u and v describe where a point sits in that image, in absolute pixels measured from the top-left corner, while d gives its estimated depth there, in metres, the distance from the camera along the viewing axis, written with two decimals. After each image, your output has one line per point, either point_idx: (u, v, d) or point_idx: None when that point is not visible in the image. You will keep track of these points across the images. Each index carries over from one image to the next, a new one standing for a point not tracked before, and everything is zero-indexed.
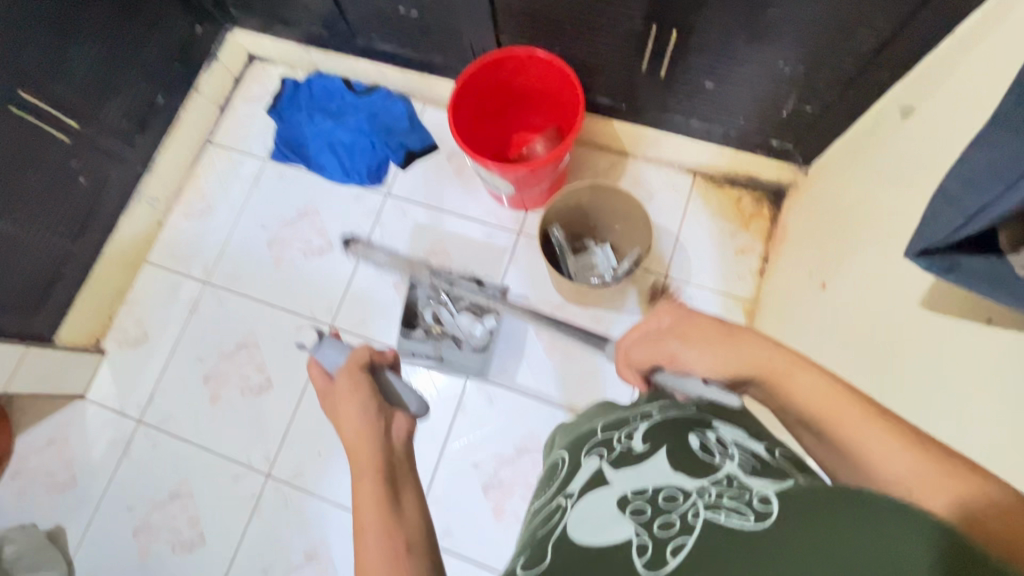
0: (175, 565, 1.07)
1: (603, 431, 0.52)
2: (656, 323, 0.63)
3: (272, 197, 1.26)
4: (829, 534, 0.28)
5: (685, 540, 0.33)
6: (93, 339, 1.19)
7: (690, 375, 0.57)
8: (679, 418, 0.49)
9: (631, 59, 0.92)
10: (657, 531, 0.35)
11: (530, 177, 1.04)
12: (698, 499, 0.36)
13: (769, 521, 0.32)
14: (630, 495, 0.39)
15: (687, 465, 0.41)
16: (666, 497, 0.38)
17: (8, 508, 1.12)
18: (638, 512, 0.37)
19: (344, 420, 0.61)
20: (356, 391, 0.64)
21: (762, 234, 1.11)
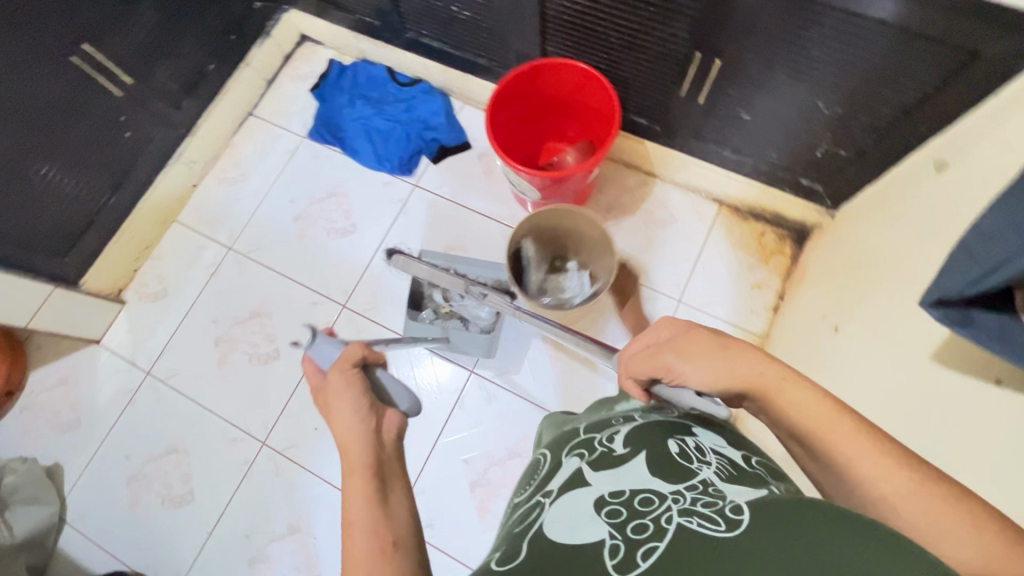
0: (162, 517, 1.09)
1: (584, 435, 0.57)
2: (656, 338, 0.61)
3: (304, 174, 1.29)
4: (795, 545, 0.29)
5: (657, 544, 0.34)
6: (115, 288, 1.22)
7: (683, 387, 0.56)
8: (658, 425, 0.54)
9: (670, 81, 0.93)
10: (630, 533, 0.36)
11: (557, 186, 1.06)
12: (672, 505, 0.38)
13: (737, 530, 0.32)
14: (607, 497, 0.42)
15: (661, 468, 0.45)
16: (641, 499, 0.40)
17: (13, 439, 1.15)
18: (614, 514, 0.39)
19: (336, 418, 0.56)
20: (348, 387, 0.58)
21: (780, 271, 1.11)
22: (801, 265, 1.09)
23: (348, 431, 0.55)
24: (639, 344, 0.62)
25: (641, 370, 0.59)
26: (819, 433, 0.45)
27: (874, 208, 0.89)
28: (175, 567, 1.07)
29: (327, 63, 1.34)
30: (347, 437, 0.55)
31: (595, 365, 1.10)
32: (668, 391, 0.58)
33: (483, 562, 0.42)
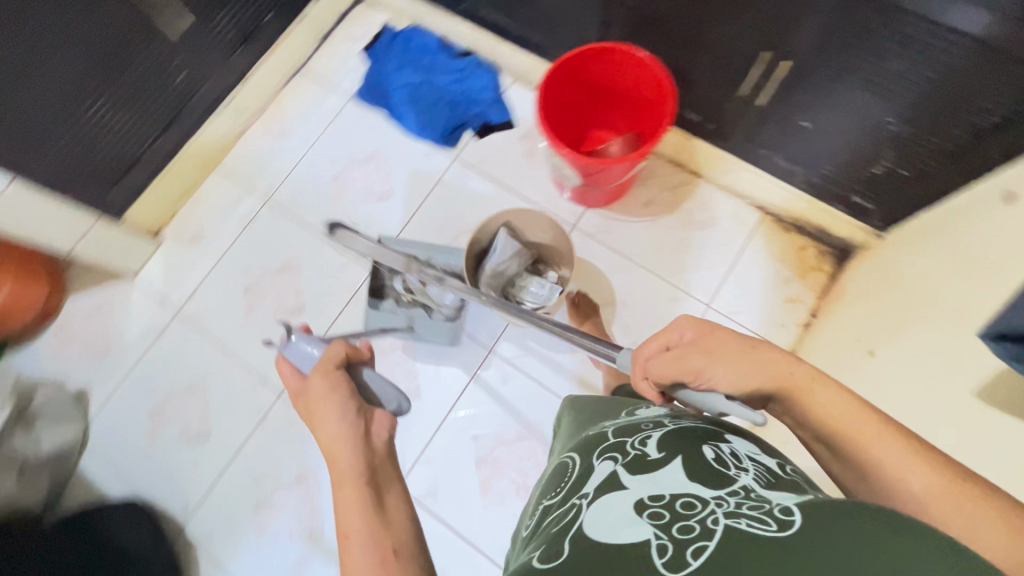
0: (178, 452, 1.13)
1: (615, 437, 0.57)
2: (678, 339, 0.59)
3: (347, 135, 1.29)
4: (847, 544, 0.32)
5: (707, 543, 0.36)
6: (154, 226, 1.25)
7: (712, 392, 0.55)
8: (691, 429, 0.54)
9: (731, 79, 0.90)
10: (677, 535, 0.39)
11: (601, 174, 1.04)
12: (716, 508, 0.40)
13: (789, 531, 0.35)
14: (646, 500, 0.45)
15: (698, 473, 0.47)
16: (684, 502, 0.42)
17: (45, 360, 1.20)
18: (657, 516, 0.42)
19: (323, 424, 0.60)
20: (333, 392, 0.61)
21: (817, 288, 1.08)
22: (840, 284, 1.06)
23: (335, 438, 0.59)
24: (654, 346, 0.60)
25: (665, 372, 0.57)
26: (847, 436, 0.48)
27: (924, 240, 0.88)
28: (186, 502, 1.10)
29: (381, 26, 1.32)
30: (335, 445, 0.59)
31: None
32: (693, 394, 0.57)
33: (526, 560, 0.44)
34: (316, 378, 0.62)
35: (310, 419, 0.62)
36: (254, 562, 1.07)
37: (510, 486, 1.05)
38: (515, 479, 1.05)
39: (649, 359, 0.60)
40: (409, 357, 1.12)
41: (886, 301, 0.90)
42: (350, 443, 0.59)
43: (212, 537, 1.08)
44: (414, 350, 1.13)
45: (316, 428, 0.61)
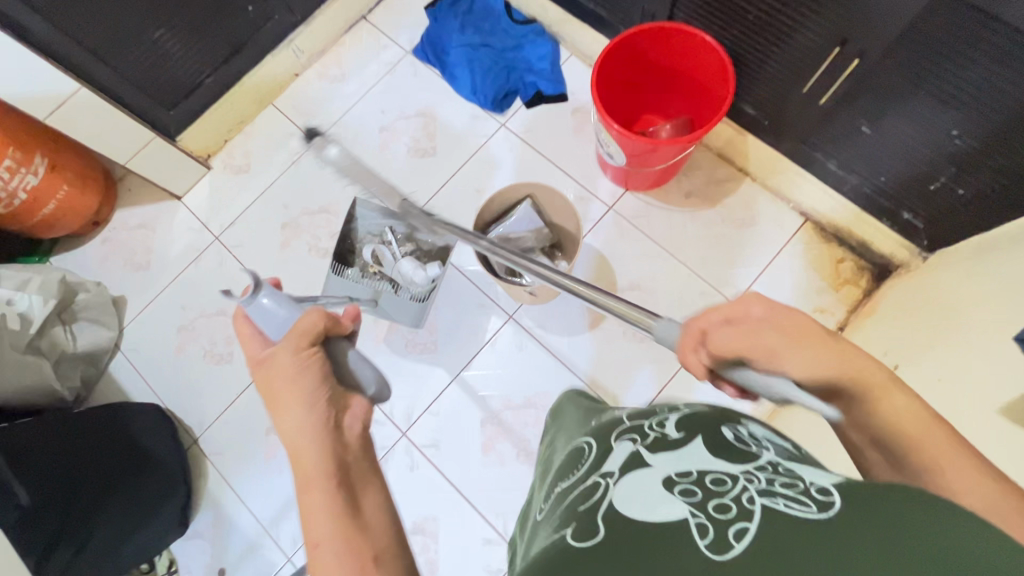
0: (202, 369, 1.18)
1: (630, 420, 0.52)
2: (748, 312, 0.53)
3: (401, 87, 1.31)
4: (913, 523, 0.27)
5: (748, 525, 0.30)
6: (205, 152, 1.29)
7: (784, 377, 0.50)
8: (710, 411, 0.49)
9: (797, 74, 0.88)
10: (713, 513, 0.32)
11: (649, 157, 1.03)
12: (748, 484, 0.35)
13: (832, 509, 0.30)
14: (674, 477, 0.38)
15: (722, 448, 0.41)
16: (713, 478, 0.37)
17: (90, 265, 1.26)
18: (688, 494, 0.35)
19: (286, 411, 0.57)
20: (305, 374, 0.59)
21: (849, 301, 1.06)
22: (873, 301, 1.04)
23: (296, 428, 0.57)
24: (715, 314, 0.55)
25: (728, 345, 0.53)
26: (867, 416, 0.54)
27: (971, 265, 0.85)
28: (203, 417, 1.16)
29: None
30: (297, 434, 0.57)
31: (632, 343, 1.10)
32: (763, 379, 0.51)
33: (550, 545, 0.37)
34: (281, 358, 0.59)
35: (269, 400, 0.59)
36: (257, 484, 1.11)
37: (512, 449, 1.07)
38: (517, 443, 1.07)
39: (702, 334, 0.55)
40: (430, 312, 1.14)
41: (923, 324, 0.88)
42: (312, 436, 0.57)
43: (222, 454, 1.13)
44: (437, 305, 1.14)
45: (277, 413, 0.58)
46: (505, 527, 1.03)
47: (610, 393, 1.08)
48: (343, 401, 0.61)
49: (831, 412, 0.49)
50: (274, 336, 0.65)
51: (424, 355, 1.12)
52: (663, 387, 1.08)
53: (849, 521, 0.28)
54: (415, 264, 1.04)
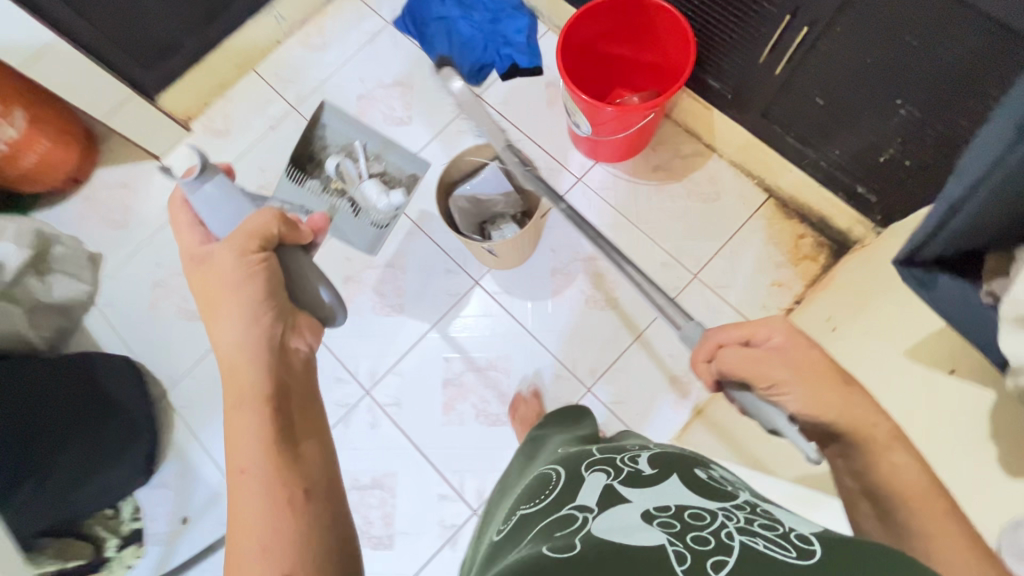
0: (174, 324, 1.21)
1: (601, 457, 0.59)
2: (763, 339, 0.58)
3: (380, 57, 1.32)
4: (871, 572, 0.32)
5: (726, 559, 0.34)
6: (185, 114, 1.31)
7: (779, 407, 0.56)
8: (681, 454, 0.57)
9: (753, 44, 0.90)
10: (692, 545, 0.36)
11: (617, 126, 1.04)
12: (726, 522, 0.40)
13: (810, 557, 0.34)
14: (653, 510, 0.43)
15: (700, 488, 0.48)
16: (692, 512, 0.42)
17: (69, 221, 1.28)
18: (668, 526, 0.40)
19: (222, 325, 0.57)
20: (246, 283, 0.58)
21: (807, 276, 1.08)
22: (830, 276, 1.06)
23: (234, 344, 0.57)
24: (734, 334, 0.60)
25: (733, 365, 0.58)
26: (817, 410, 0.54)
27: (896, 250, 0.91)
28: (173, 371, 1.18)
29: None
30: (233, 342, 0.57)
31: (593, 311, 1.12)
32: (755, 402, 0.58)
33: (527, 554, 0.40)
34: (216, 267, 0.58)
35: (206, 305, 0.59)
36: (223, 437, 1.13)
37: (471, 409, 1.09)
38: (477, 404, 1.10)
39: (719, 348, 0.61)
40: (398, 275, 1.17)
41: None
42: (248, 348, 0.57)
43: (191, 407, 1.16)
44: (405, 269, 1.17)
45: (212, 323, 0.58)
46: (461, 484, 1.06)
47: (570, 358, 1.10)
48: (293, 319, 0.61)
49: (809, 451, 0.54)
50: (217, 232, 0.63)
51: (391, 317, 1.15)
52: (621, 354, 1.10)
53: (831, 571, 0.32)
54: (381, 189, 1.17)
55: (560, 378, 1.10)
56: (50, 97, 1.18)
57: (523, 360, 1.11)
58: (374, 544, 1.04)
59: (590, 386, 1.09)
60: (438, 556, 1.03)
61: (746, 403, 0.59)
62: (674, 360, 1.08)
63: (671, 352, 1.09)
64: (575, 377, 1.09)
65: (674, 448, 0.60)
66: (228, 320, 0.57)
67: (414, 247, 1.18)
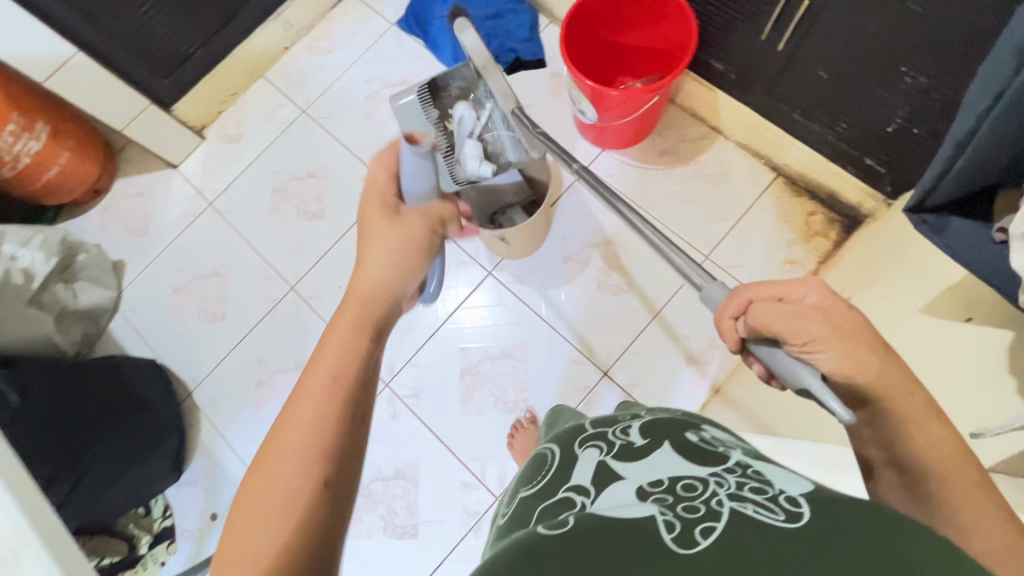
0: (196, 327, 1.23)
1: (593, 428, 0.61)
2: (797, 299, 0.50)
3: (387, 58, 1.35)
4: (856, 531, 0.32)
5: (715, 525, 0.35)
6: (200, 122, 1.35)
7: (811, 366, 0.47)
8: (672, 419, 0.58)
9: (754, 22, 0.91)
10: (683, 514, 0.37)
11: (623, 110, 1.04)
12: (718, 491, 0.40)
13: (797, 519, 0.34)
14: (647, 487, 0.44)
15: (690, 453, 0.48)
16: (684, 484, 0.42)
17: (91, 230, 1.32)
18: (660, 499, 0.41)
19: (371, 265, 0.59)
20: (420, 250, 0.61)
21: (820, 253, 1.08)
22: (842, 251, 1.06)
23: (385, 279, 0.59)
24: (766, 291, 0.51)
25: (766, 320, 0.49)
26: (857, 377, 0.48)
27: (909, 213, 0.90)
28: (197, 371, 1.21)
29: None
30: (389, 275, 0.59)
31: (608, 296, 1.13)
32: (785, 359, 0.48)
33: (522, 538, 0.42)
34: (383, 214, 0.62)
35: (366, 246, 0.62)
36: (247, 434, 1.16)
37: (490, 398, 1.10)
38: (495, 392, 1.11)
39: (751, 306, 0.51)
40: None
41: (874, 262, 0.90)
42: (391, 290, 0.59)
43: (215, 406, 1.18)
44: None
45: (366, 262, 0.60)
46: (483, 471, 1.07)
47: (586, 344, 1.11)
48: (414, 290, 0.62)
49: (842, 412, 0.44)
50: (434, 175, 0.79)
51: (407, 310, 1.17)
52: (637, 336, 1.10)
53: (816, 531, 0.33)
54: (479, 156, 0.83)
55: (577, 363, 1.11)
56: (70, 110, 1.22)
57: (539, 347, 1.12)
58: (399, 533, 1.06)
59: (607, 370, 1.09)
60: (463, 543, 1.04)
61: (771, 361, 0.50)
62: (689, 341, 1.09)
63: (686, 334, 1.09)
64: (592, 361, 1.10)
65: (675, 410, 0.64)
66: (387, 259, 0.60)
67: None
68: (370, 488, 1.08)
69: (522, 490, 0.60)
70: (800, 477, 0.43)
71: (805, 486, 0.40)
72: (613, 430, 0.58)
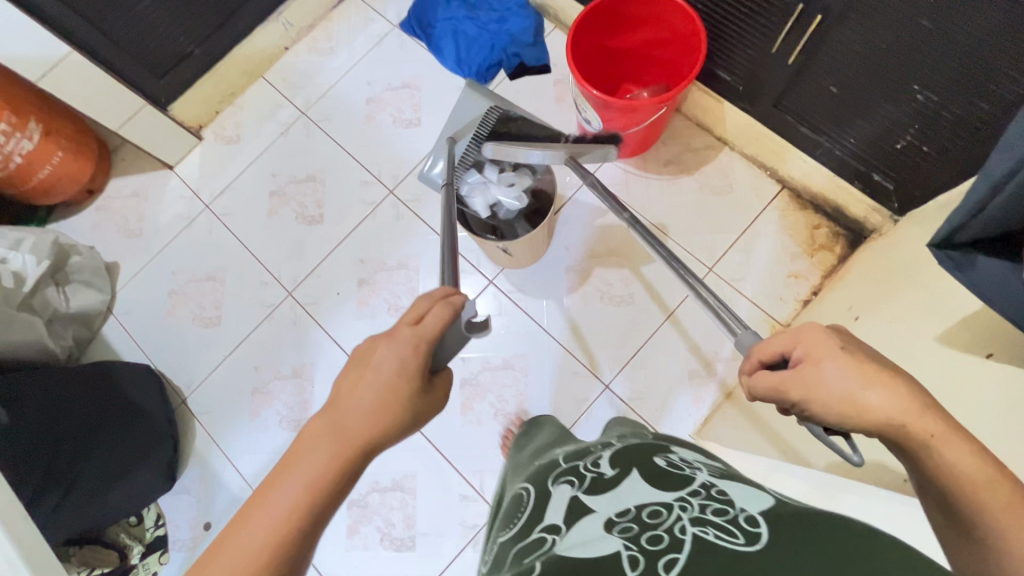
0: (191, 331, 1.21)
1: (567, 465, 0.61)
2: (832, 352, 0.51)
3: (388, 60, 1.33)
4: (821, 545, 0.32)
5: (678, 556, 0.36)
6: (197, 123, 1.32)
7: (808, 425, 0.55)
8: (641, 446, 0.58)
9: (765, 36, 0.89)
10: (647, 547, 0.38)
11: (628, 119, 1.02)
12: (682, 515, 0.41)
13: (756, 541, 0.34)
14: (614, 517, 0.45)
15: (657, 478, 0.49)
16: (649, 511, 0.43)
17: (85, 232, 1.30)
18: (626, 531, 0.42)
19: (348, 412, 0.51)
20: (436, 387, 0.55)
21: (823, 267, 1.07)
22: (846, 266, 1.05)
23: (365, 427, 0.50)
24: (768, 352, 0.55)
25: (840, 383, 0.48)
26: None
27: (924, 223, 0.86)
28: (191, 377, 1.19)
29: None
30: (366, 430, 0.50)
31: (610, 309, 1.12)
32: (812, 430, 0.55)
33: None
34: (386, 345, 0.52)
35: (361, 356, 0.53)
36: (244, 442, 1.14)
37: (490, 409, 1.09)
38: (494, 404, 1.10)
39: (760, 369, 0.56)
40: (411, 275, 1.19)
41: (881, 277, 0.88)
42: (373, 433, 0.50)
43: (209, 413, 1.16)
44: (418, 270, 1.19)
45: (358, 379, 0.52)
46: (481, 484, 1.05)
47: (587, 356, 1.10)
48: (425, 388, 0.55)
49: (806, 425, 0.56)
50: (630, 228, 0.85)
51: None
52: (637, 351, 1.09)
53: (771, 551, 0.33)
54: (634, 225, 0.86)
55: (578, 374, 1.09)
56: (62, 108, 1.19)
57: (539, 359, 1.11)
58: (395, 546, 1.04)
59: (608, 383, 1.08)
60: (461, 557, 1.02)
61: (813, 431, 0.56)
62: (691, 354, 1.08)
63: (690, 347, 1.08)
64: (594, 374, 1.09)
65: (648, 434, 0.64)
66: (371, 416, 0.50)
67: (427, 247, 1.20)
68: (367, 500, 1.07)
69: (500, 536, 0.60)
70: (766, 494, 0.43)
71: (767, 502, 0.40)
72: (585, 464, 0.59)
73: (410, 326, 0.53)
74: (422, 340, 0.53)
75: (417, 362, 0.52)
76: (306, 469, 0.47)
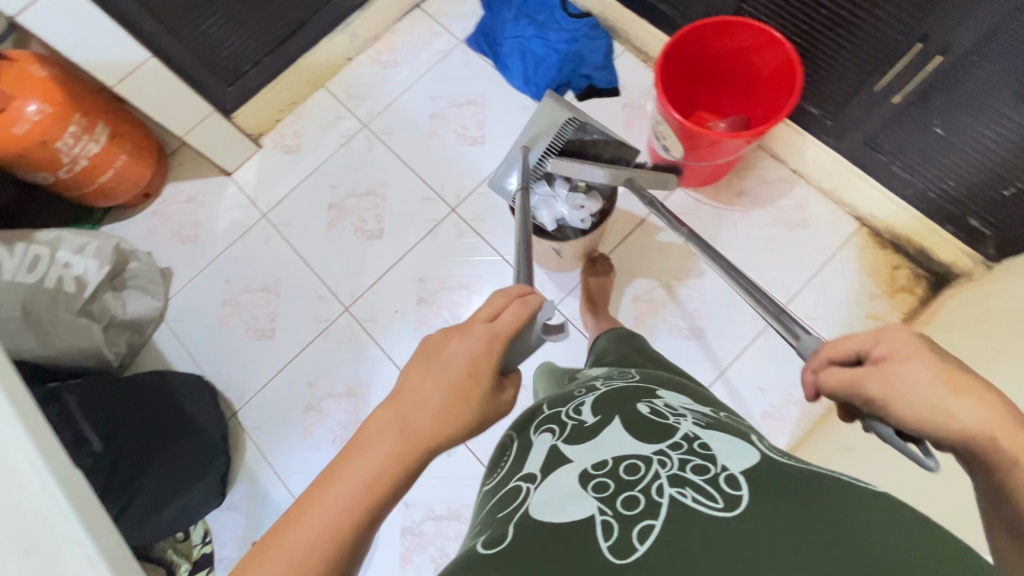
0: (244, 342, 1.19)
1: (549, 409, 0.52)
2: None
3: (453, 75, 1.31)
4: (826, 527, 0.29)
5: (653, 523, 0.32)
6: (258, 130, 1.31)
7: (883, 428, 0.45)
8: (624, 388, 0.50)
9: (870, 72, 0.86)
10: (621, 510, 0.34)
11: (710, 150, 0.99)
12: (660, 471, 0.36)
13: (736, 510, 0.31)
14: (590, 469, 0.39)
15: (640, 430, 0.42)
16: (626, 466, 0.38)
17: (141, 235, 1.28)
18: (601, 488, 0.37)
19: (414, 409, 0.45)
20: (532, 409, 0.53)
21: (904, 309, 1.04)
22: (930, 311, 1.01)
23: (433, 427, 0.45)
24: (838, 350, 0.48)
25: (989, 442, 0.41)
26: None
27: None
28: (243, 390, 1.16)
29: None
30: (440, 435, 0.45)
31: (680, 342, 1.08)
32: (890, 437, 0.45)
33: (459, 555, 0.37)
34: (460, 339, 0.48)
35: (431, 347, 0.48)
36: (296, 462, 1.11)
37: None
38: None
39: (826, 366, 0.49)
40: (471, 296, 1.16)
41: (983, 325, 0.85)
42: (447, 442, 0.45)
43: (261, 428, 1.14)
44: (479, 290, 1.16)
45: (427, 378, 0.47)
46: None
47: None
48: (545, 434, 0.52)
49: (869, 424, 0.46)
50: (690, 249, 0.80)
51: None
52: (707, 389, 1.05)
53: (757, 519, 0.30)
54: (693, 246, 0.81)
55: None
56: (127, 112, 1.18)
57: None
58: None
59: None
60: None
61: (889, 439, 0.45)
62: (764, 394, 1.04)
63: (761, 387, 1.05)
64: None
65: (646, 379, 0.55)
66: (438, 416, 0.45)
67: (489, 267, 1.17)
68: (421, 527, 1.03)
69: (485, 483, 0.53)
70: (747, 448, 0.39)
71: (750, 461, 0.36)
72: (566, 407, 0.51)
73: (485, 323, 0.50)
74: (496, 338, 0.49)
75: (491, 361, 0.48)
76: (365, 470, 0.42)
